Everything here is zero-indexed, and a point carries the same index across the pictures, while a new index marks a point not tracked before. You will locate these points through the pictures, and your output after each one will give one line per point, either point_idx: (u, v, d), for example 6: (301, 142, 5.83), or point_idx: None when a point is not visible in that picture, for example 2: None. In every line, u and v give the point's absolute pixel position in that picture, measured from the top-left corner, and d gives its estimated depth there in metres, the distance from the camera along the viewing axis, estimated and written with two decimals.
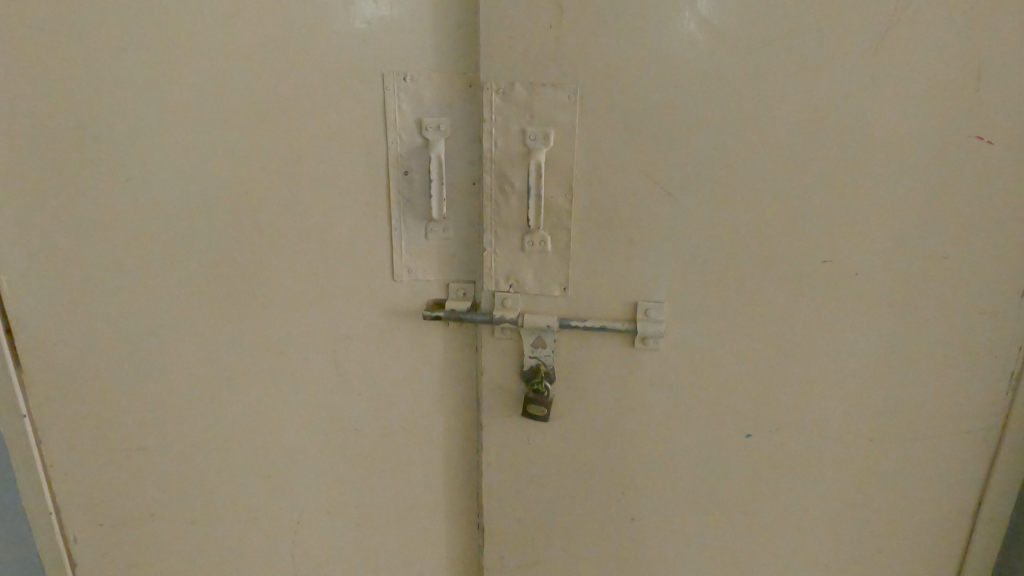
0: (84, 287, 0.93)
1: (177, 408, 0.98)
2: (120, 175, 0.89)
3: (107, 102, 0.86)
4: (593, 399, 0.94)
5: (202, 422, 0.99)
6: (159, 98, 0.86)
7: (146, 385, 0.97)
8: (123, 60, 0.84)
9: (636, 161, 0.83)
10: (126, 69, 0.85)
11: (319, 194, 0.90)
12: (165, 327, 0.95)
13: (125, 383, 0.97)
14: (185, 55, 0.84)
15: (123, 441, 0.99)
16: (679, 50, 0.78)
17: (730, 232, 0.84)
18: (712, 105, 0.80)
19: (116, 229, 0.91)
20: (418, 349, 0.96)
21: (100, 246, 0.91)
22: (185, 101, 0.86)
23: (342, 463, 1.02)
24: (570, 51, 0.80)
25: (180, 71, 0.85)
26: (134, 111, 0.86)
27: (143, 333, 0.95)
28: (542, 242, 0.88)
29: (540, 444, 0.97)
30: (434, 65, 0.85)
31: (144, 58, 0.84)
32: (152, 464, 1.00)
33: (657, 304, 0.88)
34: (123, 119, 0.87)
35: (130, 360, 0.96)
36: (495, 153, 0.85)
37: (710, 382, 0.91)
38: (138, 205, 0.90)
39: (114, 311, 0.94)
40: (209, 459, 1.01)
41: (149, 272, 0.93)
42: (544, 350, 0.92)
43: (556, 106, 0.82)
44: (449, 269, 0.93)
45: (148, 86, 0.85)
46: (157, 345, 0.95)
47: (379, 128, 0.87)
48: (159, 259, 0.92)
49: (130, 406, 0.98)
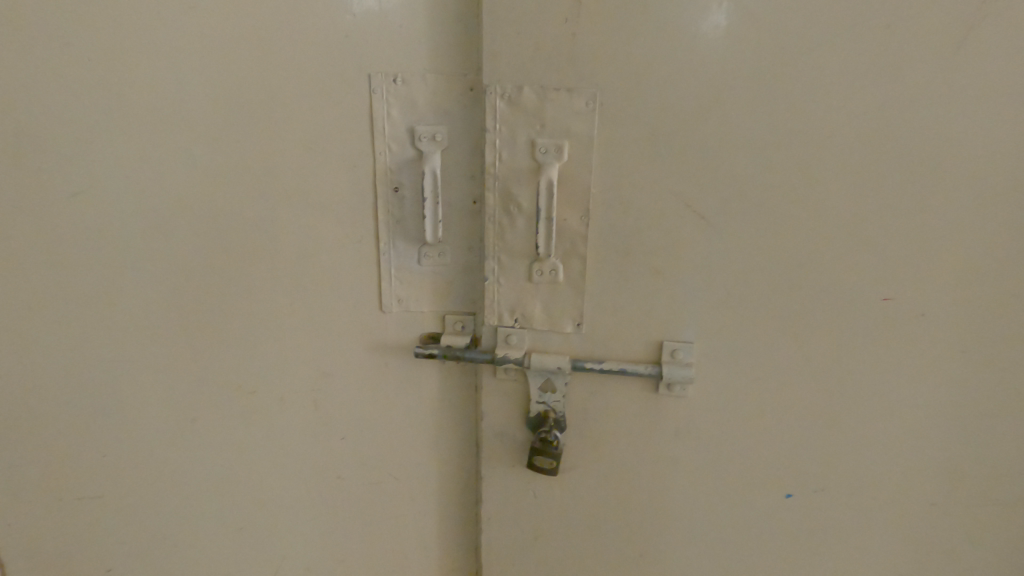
0: (23, 320, 0.81)
1: (136, 453, 0.87)
2: (63, 190, 0.77)
3: (46, 105, 0.73)
4: (609, 450, 0.82)
5: (166, 469, 0.87)
6: (106, 102, 0.73)
7: (101, 427, 0.85)
8: (65, 56, 0.72)
9: (664, 181, 0.71)
10: (67, 69, 0.72)
11: (296, 213, 0.78)
12: (120, 364, 0.83)
13: (76, 424, 0.85)
14: (136, 52, 0.72)
15: (74, 488, 0.88)
16: (717, 48, 0.66)
17: (773, 263, 0.72)
18: (756, 114, 0.67)
19: (60, 251, 0.78)
20: (411, 387, 0.85)
21: (41, 274, 0.79)
22: (138, 107, 0.74)
23: (324, 513, 0.90)
24: (589, 49, 0.68)
25: (130, 70, 0.72)
26: (78, 118, 0.74)
27: (94, 370, 0.83)
28: (552, 271, 0.75)
29: (548, 498, 0.85)
30: (429, 65, 0.73)
31: (87, 55, 0.72)
32: (107, 513, 0.89)
33: (686, 344, 0.76)
34: (65, 127, 0.74)
35: (79, 400, 0.84)
36: (499, 168, 0.73)
37: (746, 434, 0.78)
38: (84, 227, 0.78)
39: (59, 346, 0.82)
40: (173, 509, 0.89)
41: (100, 301, 0.81)
42: (554, 395, 0.80)
43: (573, 114, 0.70)
44: (446, 299, 0.82)
45: (94, 90, 0.73)
46: (112, 381, 0.84)
47: (365, 137, 0.75)
48: (111, 287, 0.80)
49: (82, 450, 0.86)
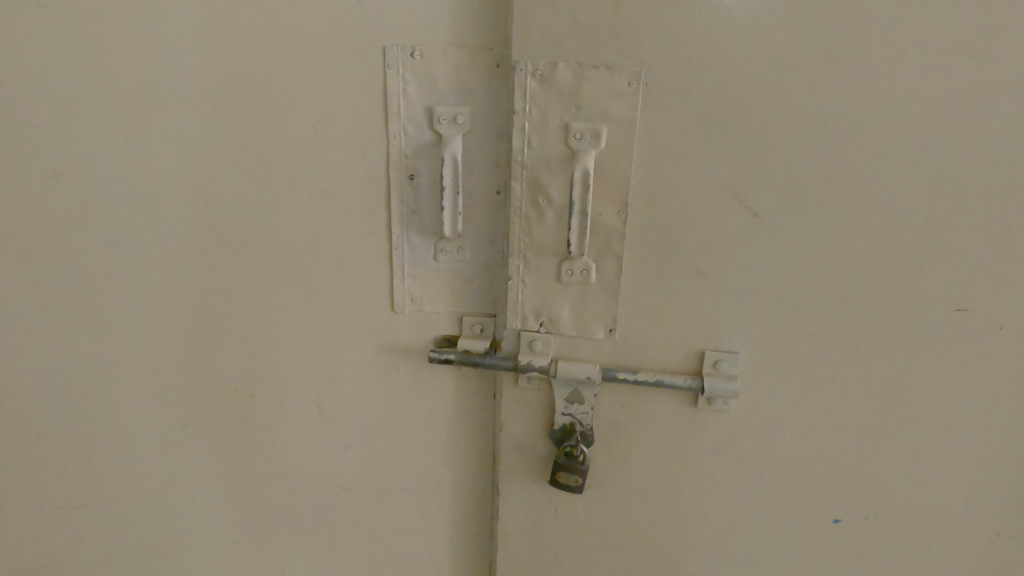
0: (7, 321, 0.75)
1: (127, 456, 0.81)
2: (45, 183, 0.70)
3: (31, 82, 0.67)
4: (641, 467, 0.75)
5: (158, 473, 0.82)
6: (93, 84, 0.67)
7: (90, 430, 0.80)
8: (49, 34, 0.65)
9: (714, 174, 0.63)
10: (51, 49, 0.66)
11: (299, 203, 0.70)
12: (110, 365, 0.78)
13: (63, 422, 0.80)
14: (125, 28, 0.65)
15: (60, 496, 0.82)
16: (780, 23, 0.58)
17: (833, 267, 0.64)
18: (821, 99, 0.59)
19: (44, 246, 0.73)
20: (423, 395, 0.78)
21: (27, 271, 0.74)
22: (128, 88, 0.68)
23: (327, 524, 0.84)
24: (634, 22, 0.59)
25: (119, 47, 0.66)
26: (63, 102, 0.68)
27: (83, 370, 0.78)
28: (584, 272, 0.68)
29: (571, 516, 0.78)
30: (451, 38, 0.64)
31: (72, 32, 0.65)
32: (97, 521, 0.84)
33: (730, 355, 0.68)
34: (48, 113, 0.68)
35: (67, 403, 0.79)
36: (528, 155, 0.65)
37: (793, 455, 0.71)
38: (71, 218, 0.72)
39: (47, 346, 0.77)
40: (168, 515, 0.83)
41: (88, 298, 0.75)
42: (582, 407, 0.73)
43: (613, 96, 0.62)
44: (464, 299, 0.74)
45: (80, 72, 0.67)
46: (101, 377, 0.78)
47: (377, 118, 0.67)
48: (102, 283, 0.75)
49: (71, 455, 0.81)
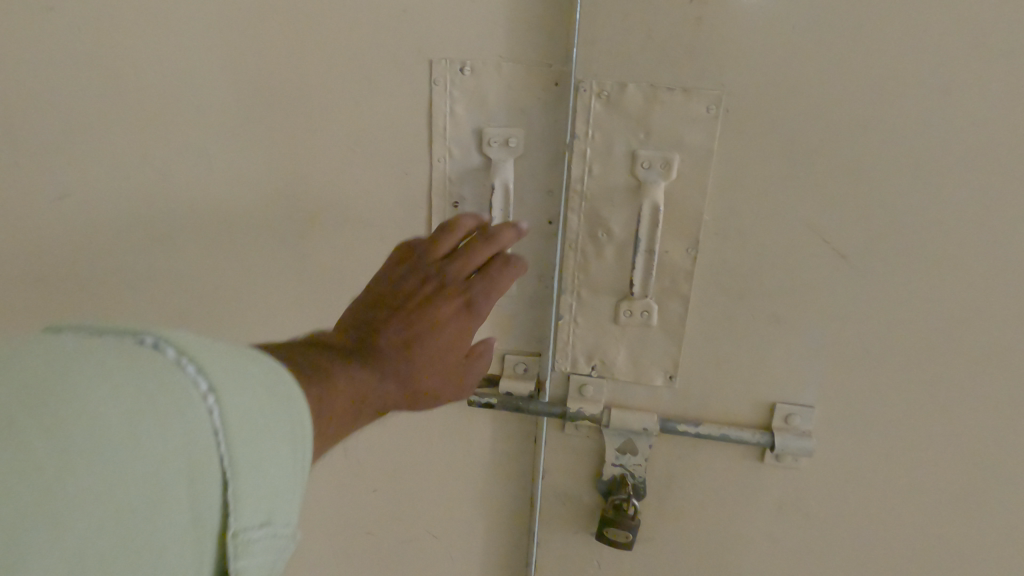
0: None
1: None
2: (74, 204, 0.67)
3: (62, 103, 0.64)
4: (697, 524, 0.68)
5: None
6: (119, 101, 0.63)
7: None
8: (79, 49, 0.62)
9: (798, 211, 0.56)
10: (81, 65, 0.62)
11: (331, 231, 0.64)
12: None
13: None
14: (149, 42, 0.60)
15: None
16: (887, 43, 0.50)
17: (928, 316, 0.57)
18: (929, 131, 0.52)
19: (73, 268, 0.70)
20: (458, 440, 0.71)
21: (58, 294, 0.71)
22: (153, 107, 0.62)
23: (351, 560, 0.80)
24: (717, 41, 0.52)
25: (144, 64, 0.61)
26: (91, 122, 0.64)
27: None
28: (645, 313, 0.61)
29: (617, 570, 0.72)
30: (505, 51, 0.56)
31: (100, 49, 0.61)
32: None
33: (804, 410, 0.62)
34: (78, 132, 0.65)
35: None
36: (588, 184, 0.58)
37: (866, 517, 0.65)
38: (96, 240, 0.68)
39: None
40: None
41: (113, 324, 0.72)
42: (634, 458, 0.66)
43: (689, 122, 0.55)
44: (506, 339, 0.66)
45: (108, 88, 0.63)
46: None
47: (419, 141, 0.60)
48: (126, 309, 0.71)
49: None
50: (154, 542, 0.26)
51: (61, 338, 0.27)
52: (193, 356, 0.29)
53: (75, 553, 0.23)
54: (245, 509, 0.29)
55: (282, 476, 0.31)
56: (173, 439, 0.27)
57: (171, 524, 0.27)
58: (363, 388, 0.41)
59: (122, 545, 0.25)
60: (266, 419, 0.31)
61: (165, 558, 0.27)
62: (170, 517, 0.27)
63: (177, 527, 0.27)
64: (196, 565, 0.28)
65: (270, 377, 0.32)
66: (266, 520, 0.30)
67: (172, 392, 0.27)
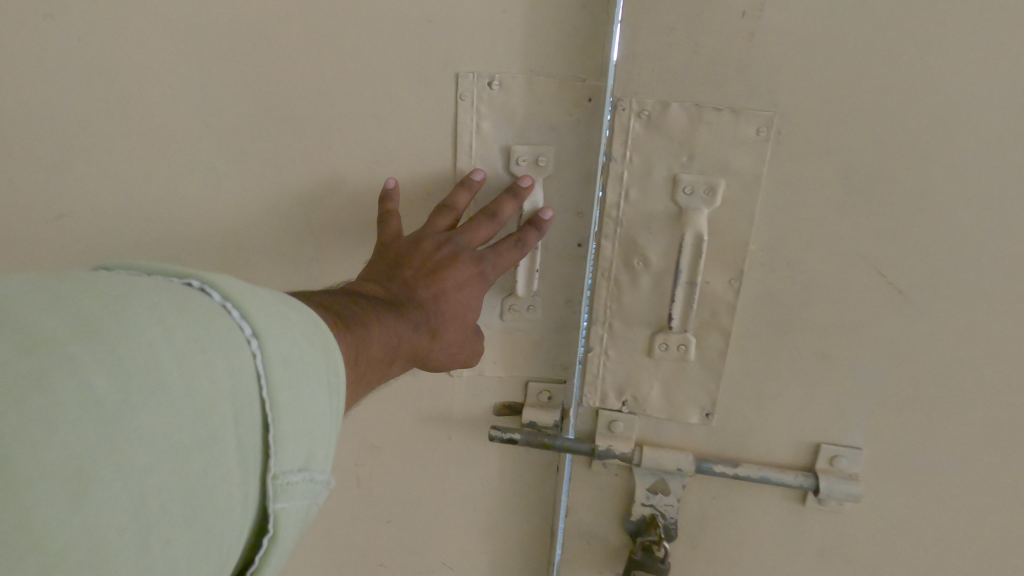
0: None
1: None
2: (74, 222, 0.63)
3: (57, 115, 0.59)
4: (729, 566, 0.64)
5: None
6: (120, 115, 0.58)
7: None
8: (77, 59, 0.57)
9: (852, 242, 0.52)
10: (79, 75, 0.58)
11: (348, 253, 0.60)
12: None
13: None
14: (155, 51, 0.56)
15: None
16: (960, 64, 0.46)
17: (990, 357, 0.53)
18: (1002, 161, 0.48)
19: None
20: (476, 473, 0.67)
21: None
22: (157, 121, 0.58)
23: None
24: (770, 58, 0.48)
25: (147, 74, 0.57)
26: (90, 135, 0.60)
27: None
28: (681, 347, 0.57)
29: None
30: (538, 65, 0.52)
31: (100, 59, 0.57)
32: None
33: (851, 452, 0.58)
34: (74, 146, 0.60)
35: None
36: (623, 209, 0.54)
37: (912, 563, 0.61)
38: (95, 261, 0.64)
39: None
40: None
41: None
42: (665, 498, 0.62)
43: (736, 144, 0.50)
44: (530, 369, 0.62)
45: (107, 100, 0.58)
46: None
47: (442, 159, 0.56)
48: None
49: None
50: (206, 484, 0.24)
51: (99, 275, 0.25)
52: (238, 301, 0.27)
53: (132, 490, 0.21)
54: (288, 452, 0.27)
55: (323, 423, 0.29)
56: (221, 373, 0.24)
57: (221, 465, 0.24)
58: (406, 333, 0.43)
59: (177, 486, 0.22)
60: (310, 361, 0.28)
61: (216, 501, 0.24)
62: (219, 458, 0.24)
63: (224, 468, 0.24)
64: (242, 513, 0.26)
65: (313, 328, 0.30)
66: (305, 466, 0.28)
67: (218, 331, 0.25)
